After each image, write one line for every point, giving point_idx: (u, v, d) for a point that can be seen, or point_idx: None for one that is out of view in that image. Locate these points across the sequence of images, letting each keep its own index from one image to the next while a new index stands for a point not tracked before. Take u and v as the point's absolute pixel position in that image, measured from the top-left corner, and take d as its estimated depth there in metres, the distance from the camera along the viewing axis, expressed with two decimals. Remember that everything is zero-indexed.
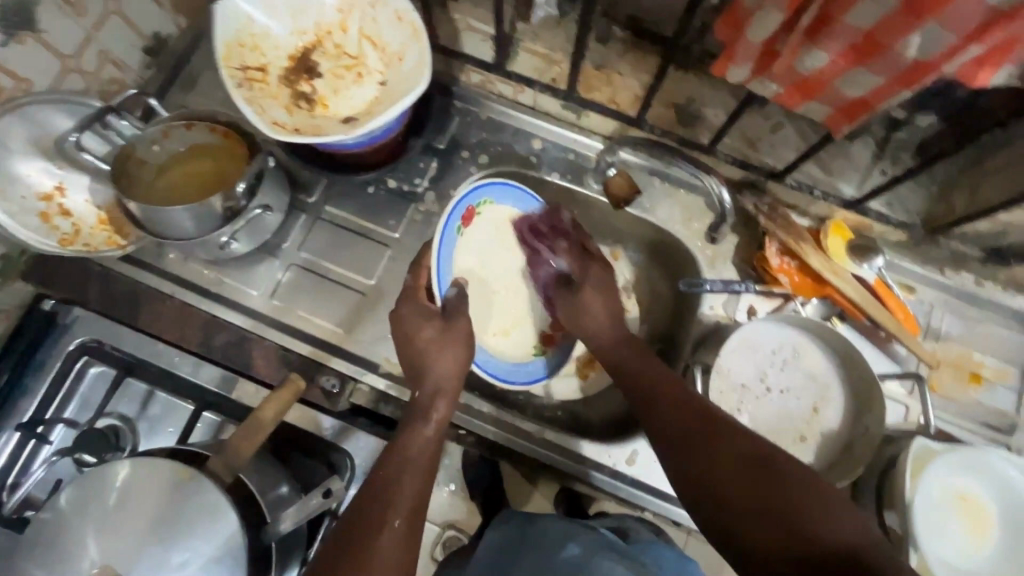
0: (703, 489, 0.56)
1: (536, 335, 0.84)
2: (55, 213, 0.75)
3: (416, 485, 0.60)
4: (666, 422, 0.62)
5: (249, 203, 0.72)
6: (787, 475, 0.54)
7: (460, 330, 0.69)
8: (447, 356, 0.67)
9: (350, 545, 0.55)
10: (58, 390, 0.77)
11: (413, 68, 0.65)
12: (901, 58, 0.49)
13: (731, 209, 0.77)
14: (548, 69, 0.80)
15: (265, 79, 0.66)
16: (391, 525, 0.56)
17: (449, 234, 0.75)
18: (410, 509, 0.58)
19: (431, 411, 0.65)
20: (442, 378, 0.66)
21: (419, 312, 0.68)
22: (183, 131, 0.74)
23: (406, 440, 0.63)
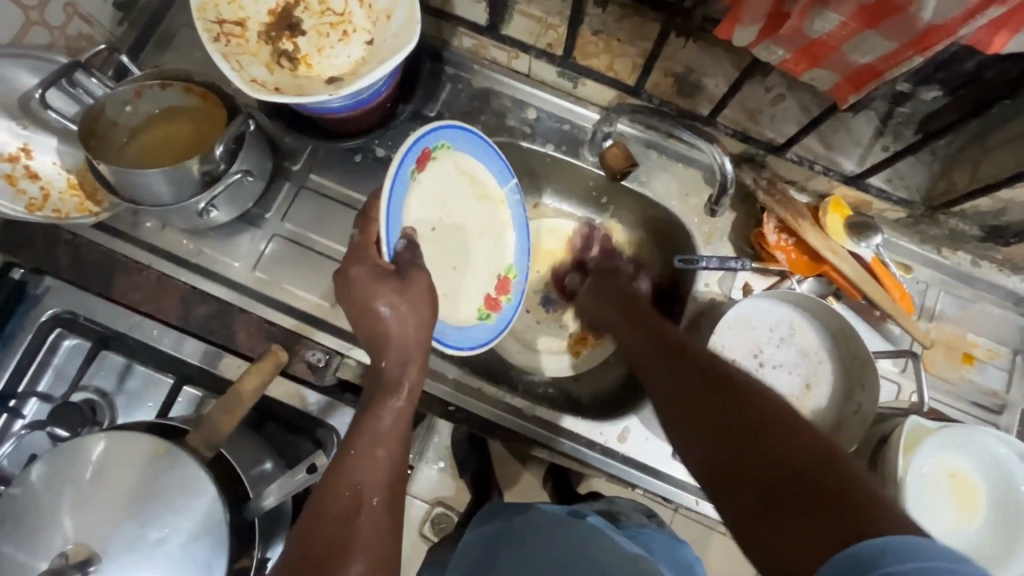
0: (689, 437, 0.55)
1: (481, 298, 0.77)
2: (21, 176, 0.71)
3: (388, 460, 0.57)
4: (657, 373, 0.62)
5: (228, 167, 0.68)
6: (754, 403, 0.51)
7: (421, 289, 0.59)
8: (413, 324, 0.59)
9: (328, 533, 0.52)
10: (29, 363, 0.74)
11: (401, 26, 0.61)
12: (915, 21, 0.46)
13: (732, 179, 0.73)
14: (544, 34, 0.77)
15: (244, 35, 0.62)
16: (368, 502, 0.55)
17: (404, 177, 0.64)
18: (386, 487, 0.56)
19: (400, 382, 0.60)
20: (407, 344, 0.59)
21: (373, 277, 0.58)
22: (158, 92, 0.70)
23: (373, 416, 0.58)
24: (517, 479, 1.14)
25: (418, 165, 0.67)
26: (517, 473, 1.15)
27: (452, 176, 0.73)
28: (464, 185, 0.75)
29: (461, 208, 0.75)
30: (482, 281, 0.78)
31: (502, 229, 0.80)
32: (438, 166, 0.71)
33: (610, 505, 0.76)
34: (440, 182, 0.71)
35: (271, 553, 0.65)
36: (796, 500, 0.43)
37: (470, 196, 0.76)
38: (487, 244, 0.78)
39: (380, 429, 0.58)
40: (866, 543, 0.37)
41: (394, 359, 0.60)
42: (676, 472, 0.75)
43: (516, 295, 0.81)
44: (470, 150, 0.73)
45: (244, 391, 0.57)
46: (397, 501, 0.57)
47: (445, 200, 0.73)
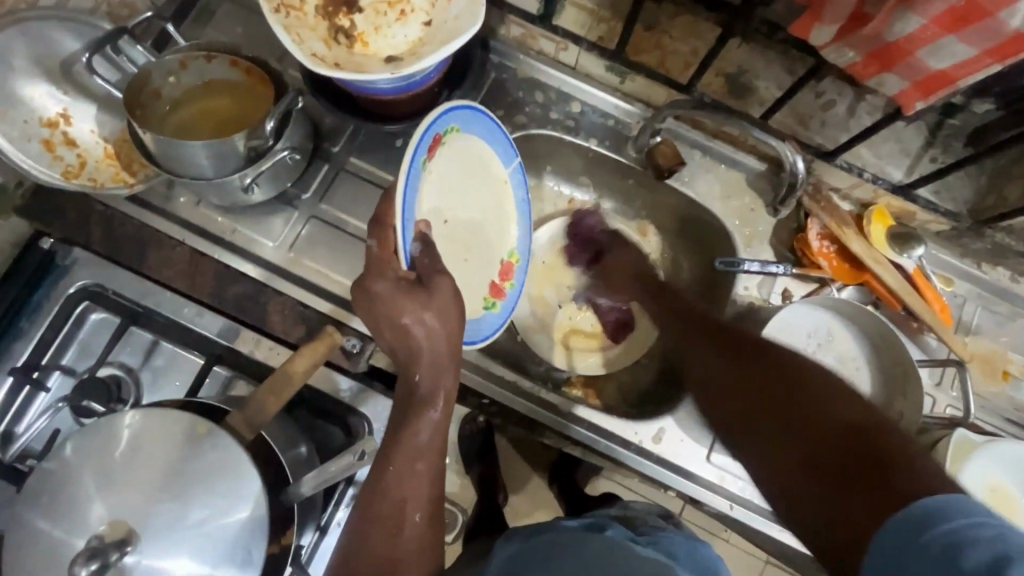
0: (738, 421, 0.58)
1: (488, 285, 0.74)
2: (59, 142, 0.70)
3: (428, 477, 0.55)
4: (703, 359, 0.65)
5: (275, 144, 0.66)
6: (789, 377, 0.56)
7: (445, 294, 0.56)
8: (443, 333, 0.56)
9: (376, 546, 0.53)
10: (55, 335, 0.72)
11: (462, 9, 0.61)
12: (1002, 28, 0.46)
13: (804, 178, 0.71)
14: (595, 26, 0.75)
15: (302, 8, 0.62)
16: (409, 521, 0.54)
17: (416, 171, 0.60)
18: (429, 503, 0.55)
19: (432, 397, 0.56)
20: (437, 355, 0.57)
21: (398, 291, 0.55)
22: (203, 63, 0.68)
23: (409, 433, 0.55)
24: (529, 478, 1.13)
25: (429, 154, 0.62)
26: (528, 472, 1.13)
27: (461, 160, 0.68)
28: (472, 170, 0.70)
29: (471, 196, 0.71)
30: (489, 268, 0.75)
31: (507, 215, 0.77)
32: (449, 152, 0.66)
33: (630, 513, 0.72)
34: (449, 168, 0.67)
35: (303, 540, 0.66)
36: (845, 470, 0.47)
37: (478, 181, 0.72)
38: (492, 222, 0.75)
39: (417, 442, 0.55)
40: (918, 505, 0.41)
41: (428, 377, 0.57)
42: (710, 477, 0.74)
43: (519, 280, 0.79)
44: (478, 133, 0.69)
45: (294, 372, 0.59)
46: (439, 511, 0.57)
47: (454, 187, 0.68)
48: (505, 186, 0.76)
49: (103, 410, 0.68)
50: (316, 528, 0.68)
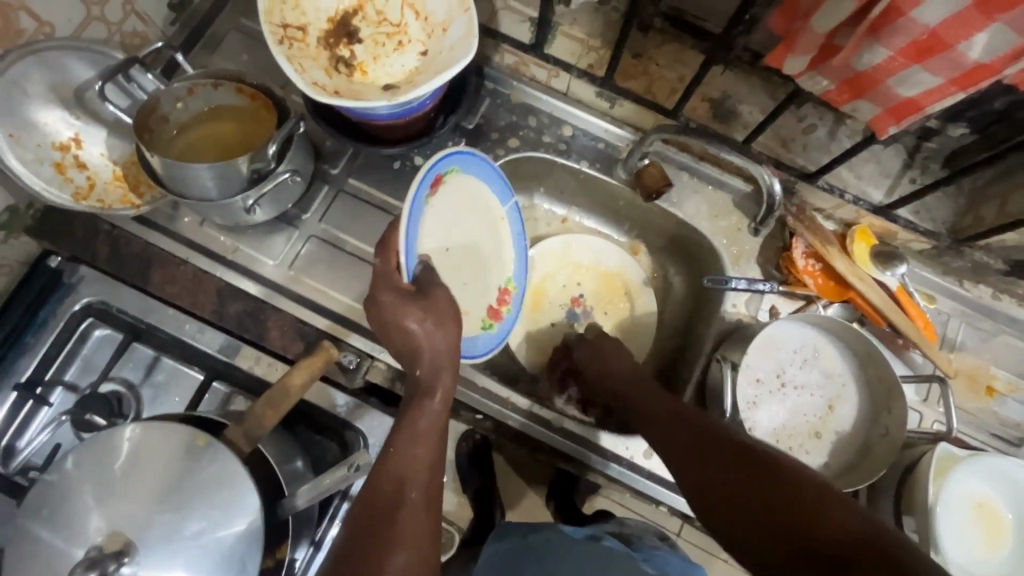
0: (730, 519, 0.54)
1: (485, 308, 0.76)
2: (70, 165, 0.73)
3: (428, 460, 0.57)
4: (671, 440, 0.62)
5: (277, 166, 0.69)
6: (769, 470, 0.54)
7: (445, 305, 0.60)
8: (442, 335, 0.60)
9: (372, 530, 0.52)
10: (59, 351, 0.74)
11: (457, 40, 0.64)
12: (962, 59, 0.48)
13: (781, 201, 0.74)
14: (586, 55, 0.79)
15: (304, 40, 0.65)
16: (407, 500, 0.54)
17: (420, 204, 0.63)
18: (427, 485, 0.56)
19: (433, 388, 0.59)
20: (438, 353, 0.60)
21: (400, 298, 0.58)
22: (209, 90, 0.71)
23: (410, 419, 0.58)
24: (524, 496, 1.13)
25: (431, 190, 0.66)
26: (523, 491, 1.13)
27: (462, 196, 0.71)
28: (473, 205, 0.73)
29: (471, 227, 0.74)
30: (487, 293, 0.77)
31: (503, 244, 0.79)
32: (452, 190, 0.69)
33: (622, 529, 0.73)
34: (452, 204, 0.70)
35: (298, 553, 0.67)
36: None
37: (479, 217, 0.75)
38: (493, 256, 0.78)
39: (416, 429, 0.58)
40: None
41: (426, 373, 0.60)
42: None
43: (517, 307, 0.81)
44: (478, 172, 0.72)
45: (291, 385, 0.60)
46: (435, 503, 0.56)
47: (458, 220, 0.72)
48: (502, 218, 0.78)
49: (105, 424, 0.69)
50: (310, 543, 0.68)
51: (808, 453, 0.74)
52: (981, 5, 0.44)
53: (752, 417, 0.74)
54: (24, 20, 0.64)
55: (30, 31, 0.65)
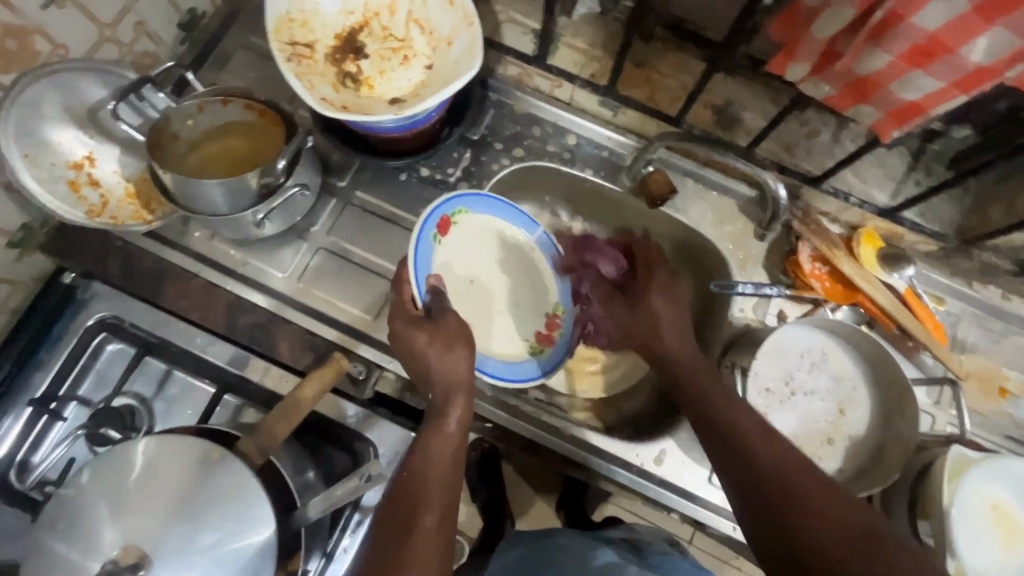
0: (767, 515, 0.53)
1: (532, 333, 0.82)
2: (83, 183, 0.74)
3: (442, 483, 0.57)
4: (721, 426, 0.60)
5: (286, 180, 0.70)
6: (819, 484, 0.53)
7: (451, 326, 0.65)
8: (457, 360, 0.64)
9: (386, 553, 0.51)
10: (73, 366, 0.75)
11: (462, 53, 0.65)
12: (965, 62, 0.49)
13: (786, 205, 0.74)
14: (588, 65, 0.80)
15: (312, 56, 0.67)
16: (420, 525, 0.53)
17: (426, 241, 0.74)
18: (441, 508, 0.55)
19: (447, 409, 0.62)
20: (452, 376, 0.63)
21: (410, 323, 0.65)
22: (220, 107, 0.73)
23: (424, 441, 0.59)
24: (534, 506, 1.13)
25: (440, 229, 0.76)
26: (532, 499, 1.13)
27: (477, 234, 0.80)
28: (492, 242, 0.81)
29: (492, 261, 0.82)
30: (531, 320, 0.82)
31: (545, 276, 0.84)
32: (466, 230, 0.79)
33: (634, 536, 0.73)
34: (470, 241, 0.80)
35: (310, 565, 0.67)
36: None
37: (505, 251, 0.82)
38: (531, 285, 0.83)
39: (429, 450, 0.59)
40: None
41: (442, 394, 0.62)
42: (711, 497, 0.75)
43: (570, 328, 0.83)
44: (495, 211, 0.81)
45: (303, 398, 0.61)
46: (451, 523, 0.55)
47: (481, 256, 0.81)
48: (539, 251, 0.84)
49: (119, 437, 0.72)
50: (322, 555, 0.68)
51: (822, 460, 0.72)
52: (981, 9, 0.45)
53: None
54: (40, 43, 0.66)
55: (45, 53, 0.67)
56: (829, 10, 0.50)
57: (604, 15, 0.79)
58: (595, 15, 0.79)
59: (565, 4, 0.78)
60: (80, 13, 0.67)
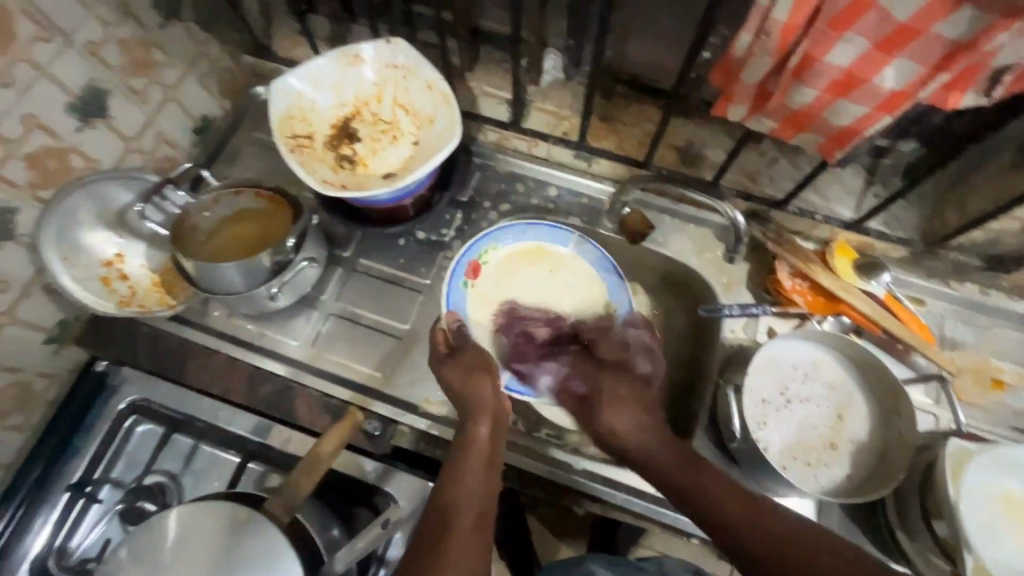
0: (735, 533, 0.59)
1: None
2: (114, 278, 0.81)
3: (478, 489, 0.63)
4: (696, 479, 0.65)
5: (296, 256, 0.77)
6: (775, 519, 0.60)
7: (469, 359, 0.73)
8: (485, 384, 0.70)
9: (427, 547, 0.58)
10: (106, 450, 0.80)
11: (443, 129, 0.74)
12: (880, 89, 0.55)
13: (746, 228, 0.79)
14: (559, 124, 0.89)
15: (312, 145, 0.76)
16: (459, 524, 0.59)
17: (460, 290, 0.83)
18: (476, 513, 0.61)
19: (478, 417, 0.68)
20: (483, 399, 0.70)
21: (437, 362, 0.74)
22: (232, 198, 0.82)
23: (466, 447, 0.66)
24: (561, 552, 1.11)
25: (470, 276, 0.85)
26: (558, 545, 1.12)
27: (506, 266, 0.87)
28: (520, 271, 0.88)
29: (525, 291, 0.87)
30: None
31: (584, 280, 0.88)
32: (494, 262, 0.87)
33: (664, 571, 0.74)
34: (500, 271, 0.87)
35: None
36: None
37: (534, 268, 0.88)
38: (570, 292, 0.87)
39: (467, 457, 0.65)
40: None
41: (469, 408, 0.69)
42: None
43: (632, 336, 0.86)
44: (514, 240, 0.87)
45: (323, 452, 0.65)
46: (486, 524, 0.61)
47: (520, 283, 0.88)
48: (574, 263, 0.88)
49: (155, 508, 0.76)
50: None
51: (826, 466, 0.74)
52: (880, 46, 0.52)
53: (764, 436, 0.75)
54: (75, 160, 0.75)
55: (79, 168, 0.76)
56: (752, 60, 0.57)
57: (568, 79, 0.87)
58: (560, 80, 0.87)
59: (532, 74, 0.87)
60: (109, 131, 0.77)
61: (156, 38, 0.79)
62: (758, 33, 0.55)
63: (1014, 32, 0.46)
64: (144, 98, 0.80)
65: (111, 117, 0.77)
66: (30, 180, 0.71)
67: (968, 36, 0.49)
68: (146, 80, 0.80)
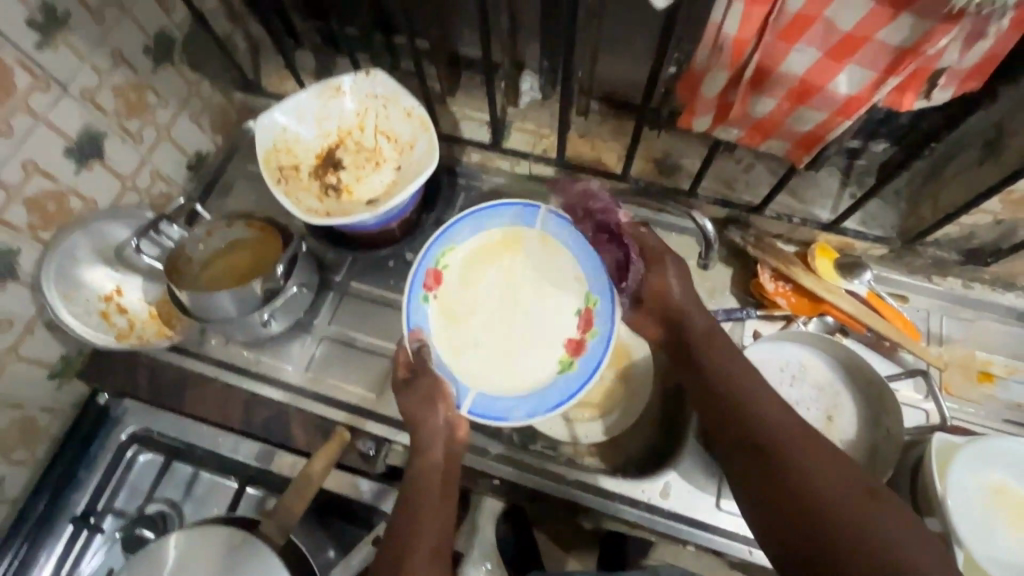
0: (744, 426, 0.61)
1: (562, 346, 0.80)
2: (113, 311, 0.84)
3: (435, 519, 0.64)
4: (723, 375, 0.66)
5: (286, 283, 0.80)
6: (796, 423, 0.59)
7: (421, 386, 0.73)
8: (439, 409, 0.72)
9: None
10: (108, 481, 0.83)
11: (423, 153, 0.77)
12: (836, 95, 0.57)
13: (715, 236, 0.78)
14: (539, 142, 0.91)
15: (298, 175, 0.79)
16: (415, 556, 0.61)
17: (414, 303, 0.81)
18: (432, 543, 0.62)
19: (431, 444, 0.70)
20: (437, 426, 0.71)
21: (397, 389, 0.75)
22: (225, 230, 0.85)
23: (421, 475, 0.68)
24: (566, 565, 1.11)
25: (429, 286, 0.82)
26: (564, 557, 1.12)
27: (467, 268, 0.84)
28: (481, 269, 0.84)
29: (493, 290, 0.84)
30: (562, 327, 0.81)
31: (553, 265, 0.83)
32: (452, 266, 0.84)
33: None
34: (460, 275, 0.84)
35: None
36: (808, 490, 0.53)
37: (494, 265, 0.84)
38: (535, 284, 0.83)
39: (420, 488, 0.67)
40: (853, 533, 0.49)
41: (421, 437, 0.70)
42: (726, 524, 0.76)
43: (603, 326, 0.78)
44: (471, 235, 0.84)
45: (312, 472, 0.66)
46: (443, 551, 0.63)
47: (483, 284, 0.84)
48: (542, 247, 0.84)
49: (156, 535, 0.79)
50: None
51: None
52: (830, 55, 0.54)
53: None
54: (74, 201, 0.78)
55: (78, 209, 0.79)
56: (709, 75, 0.60)
57: (545, 99, 0.91)
58: (537, 101, 0.91)
59: (510, 97, 0.90)
60: (106, 172, 0.81)
61: (148, 80, 0.83)
62: (714, 48, 0.57)
63: (955, 34, 0.49)
64: (139, 139, 0.84)
65: (107, 159, 0.80)
66: (30, 223, 0.74)
67: (911, 41, 0.50)
68: (140, 122, 0.83)
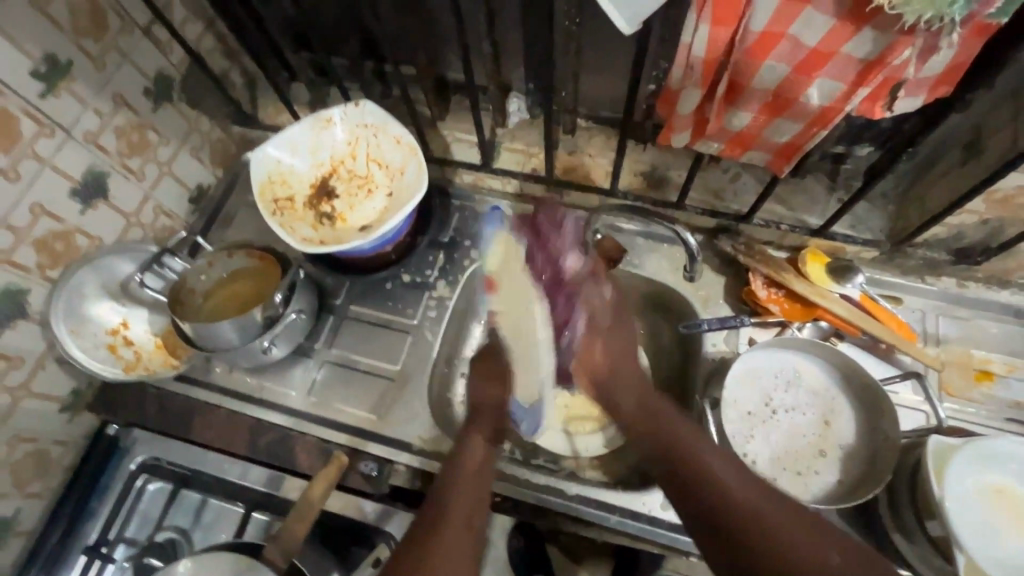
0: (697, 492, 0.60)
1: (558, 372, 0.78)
2: (120, 344, 0.86)
3: (474, 494, 0.65)
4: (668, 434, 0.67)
5: (285, 309, 0.82)
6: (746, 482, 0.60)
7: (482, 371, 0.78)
8: (496, 391, 0.76)
9: (411, 549, 0.59)
10: (119, 511, 0.84)
11: (413, 178, 0.79)
12: (809, 106, 0.59)
13: (698, 247, 0.78)
14: (529, 161, 0.93)
15: (293, 206, 0.81)
16: (449, 524, 0.61)
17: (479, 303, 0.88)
18: (468, 513, 0.63)
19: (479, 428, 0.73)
20: (494, 409, 0.75)
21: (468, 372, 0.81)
22: (226, 259, 0.87)
23: (467, 454, 0.70)
24: None
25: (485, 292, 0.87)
26: None
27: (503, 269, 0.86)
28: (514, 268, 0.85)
29: None
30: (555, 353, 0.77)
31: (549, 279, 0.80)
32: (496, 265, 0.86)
33: None
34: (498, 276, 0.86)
35: None
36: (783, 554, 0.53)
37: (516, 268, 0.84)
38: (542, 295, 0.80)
39: (467, 464, 0.69)
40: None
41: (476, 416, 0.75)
42: None
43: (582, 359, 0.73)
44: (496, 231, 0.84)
45: (313, 496, 0.69)
46: (476, 526, 0.63)
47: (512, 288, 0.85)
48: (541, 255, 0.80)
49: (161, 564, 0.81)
50: None
51: (819, 473, 0.74)
52: (799, 69, 0.55)
53: (751, 448, 0.76)
54: (80, 239, 0.81)
55: (84, 246, 0.82)
56: (684, 93, 0.61)
57: (533, 118, 0.92)
58: (526, 120, 0.93)
59: (498, 118, 0.92)
60: (110, 210, 0.84)
61: (148, 120, 0.86)
62: (686, 67, 0.58)
63: (917, 46, 0.50)
64: (141, 177, 0.87)
65: (111, 197, 0.83)
66: (39, 263, 0.77)
67: (875, 53, 0.52)
68: (142, 160, 0.86)
